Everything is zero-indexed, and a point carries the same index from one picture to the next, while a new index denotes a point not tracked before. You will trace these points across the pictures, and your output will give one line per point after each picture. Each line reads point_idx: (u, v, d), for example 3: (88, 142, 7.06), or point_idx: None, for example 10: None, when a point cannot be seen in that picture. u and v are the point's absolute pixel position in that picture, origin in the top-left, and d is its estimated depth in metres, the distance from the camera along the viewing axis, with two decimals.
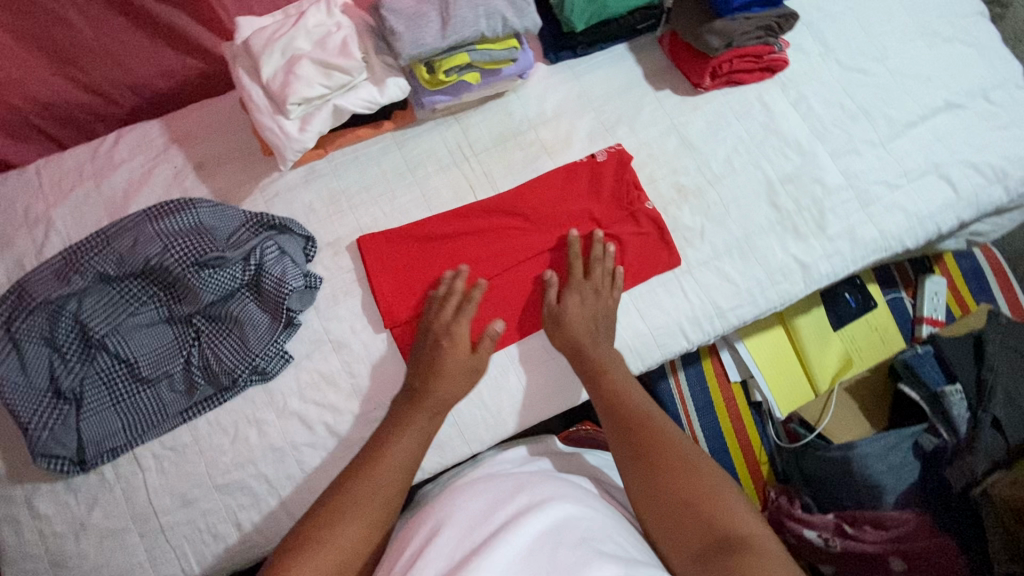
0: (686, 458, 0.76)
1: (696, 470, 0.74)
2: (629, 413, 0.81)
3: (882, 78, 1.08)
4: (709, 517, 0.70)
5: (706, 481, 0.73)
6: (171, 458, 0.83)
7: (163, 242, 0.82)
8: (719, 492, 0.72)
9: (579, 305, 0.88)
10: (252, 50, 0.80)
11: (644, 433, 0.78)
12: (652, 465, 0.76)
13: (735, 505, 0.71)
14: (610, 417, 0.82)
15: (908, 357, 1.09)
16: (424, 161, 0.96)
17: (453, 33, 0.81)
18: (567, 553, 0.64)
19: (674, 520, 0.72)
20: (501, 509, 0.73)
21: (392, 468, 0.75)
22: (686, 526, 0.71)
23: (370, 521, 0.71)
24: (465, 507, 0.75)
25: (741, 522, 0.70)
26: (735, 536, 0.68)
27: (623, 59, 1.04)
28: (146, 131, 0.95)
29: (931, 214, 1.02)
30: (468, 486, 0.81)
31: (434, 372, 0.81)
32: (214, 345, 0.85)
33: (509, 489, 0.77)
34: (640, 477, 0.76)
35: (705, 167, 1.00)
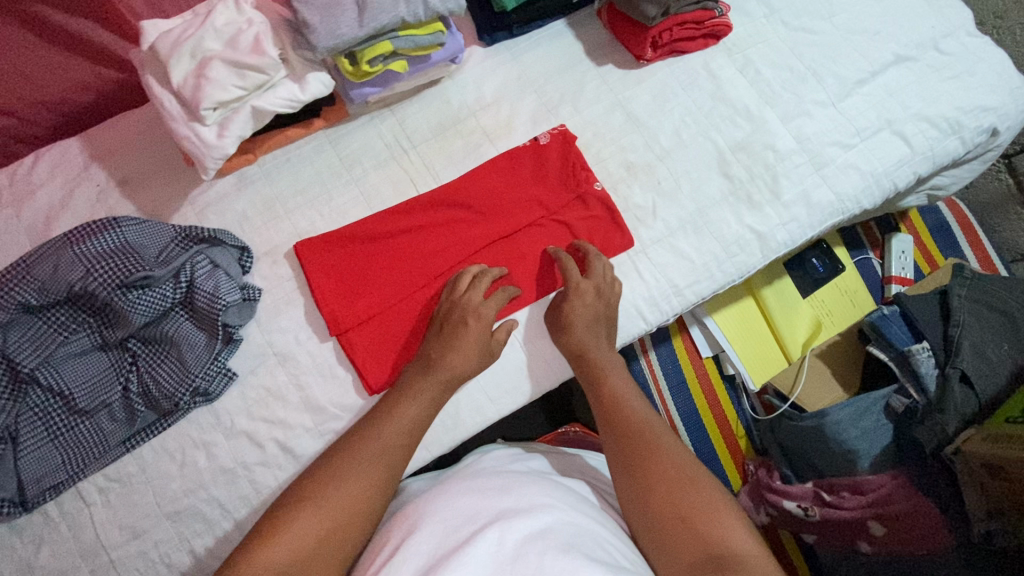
0: (684, 469, 0.71)
1: (694, 481, 0.69)
2: (627, 418, 0.77)
3: (829, 36, 1.05)
4: (702, 532, 0.65)
5: (703, 494, 0.68)
6: (118, 490, 0.80)
7: (85, 266, 0.77)
8: (718, 510, 0.66)
9: (588, 309, 0.86)
10: (159, 55, 0.75)
11: (641, 439, 0.74)
12: (647, 472, 0.71)
13: (733, 523, 0.65)
14: (607, 423, 0.78)
15: (874, 318, 1.09)
16: (360, 158, 0.92)
17: (370, 21, 0.76)
18: (556, 558, 0.60)
19: (668, 536, 0.66)
20: (489, 509, 0.69)
21: (396, 440, 0.73)
22: (678, 541, 0.65)
23: (367, 486, 0.68)
24: (451, 508, 0.69)
25: (737, 543, 0.64)
26: (731, 558, 0.62)
27: (561, 35, 1.00)
28: (63, 150, 0.89)
29: (887, 173, 1.00)
30: (453, 487, 0.75)
31: (452, 343, 0.80)
32: (152, 369, 0.81)
33: (499, 486, 0.74)
34: (635, 487, 0.71)
35: (653, 143, 0.96)
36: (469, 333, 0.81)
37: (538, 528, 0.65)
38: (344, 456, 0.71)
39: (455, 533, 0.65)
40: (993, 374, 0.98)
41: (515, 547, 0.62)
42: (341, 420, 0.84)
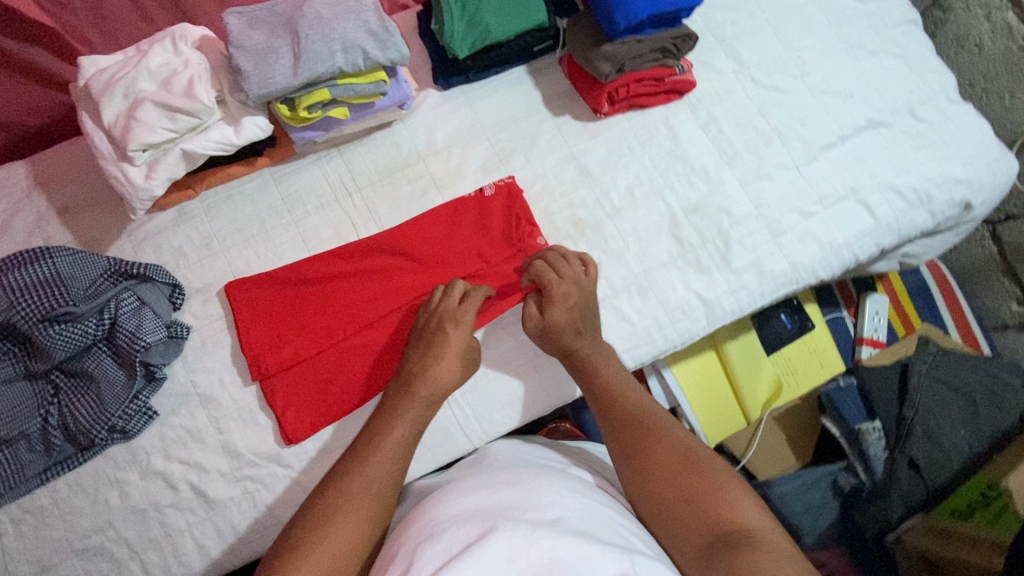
0: (686, 450, 0.68)
1: (694, 460, 0.67)
2: (623, 406, 0.74)
3: (799, 97, 1.02)
4: (709, 511, 0.62)
5: (706, 474, 0.65)
6: (29, 522, 0.80)
7: (8, 298, 0.76)
8: (720, 485, 0.64)
9: (572, 305, 0.83)
10: (92, 92, 0.75)
11: (638, 425, 0.72)
12: (646, 457, 0.68)
13: (741, 498, 0.62)
14: (603, 412, 0.76)
15: (830, 390, 1.05)
16: (303, 198, 0.91)
17: (305, 70, 0.75)
18: (568, 547, 0.55)
19: (671, 516, 0.64)
20: (498, 502, 0.63)
21: (388, 455, 0.70)
22: (684, 522, 0.63)
23: (368, 511, 0.65)
24: (458, 505, 0.64)
25: (746, 517, 0.60)
26: (741, 532, 0.59)
27: (520, 82, 0.98)
28: (9, 174, 0.89)
29: (848, 244, 0.96)
30: (459, 482, 0.71)
31: (430, 357, 0.79)
32: (72, 404, 0.80)
33: (506, 479, 0.69)
34: (634, 474, 0.69)
35: (604, 199, 0.94)
36: (449, 341, 0.80)
37: (550, 519, 0.60)
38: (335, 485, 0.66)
39: (463, 529, 0.59)
40: (945, 460, 0.95)
41: (529, 535, 0.56)
42: (259, 467, 0.83)
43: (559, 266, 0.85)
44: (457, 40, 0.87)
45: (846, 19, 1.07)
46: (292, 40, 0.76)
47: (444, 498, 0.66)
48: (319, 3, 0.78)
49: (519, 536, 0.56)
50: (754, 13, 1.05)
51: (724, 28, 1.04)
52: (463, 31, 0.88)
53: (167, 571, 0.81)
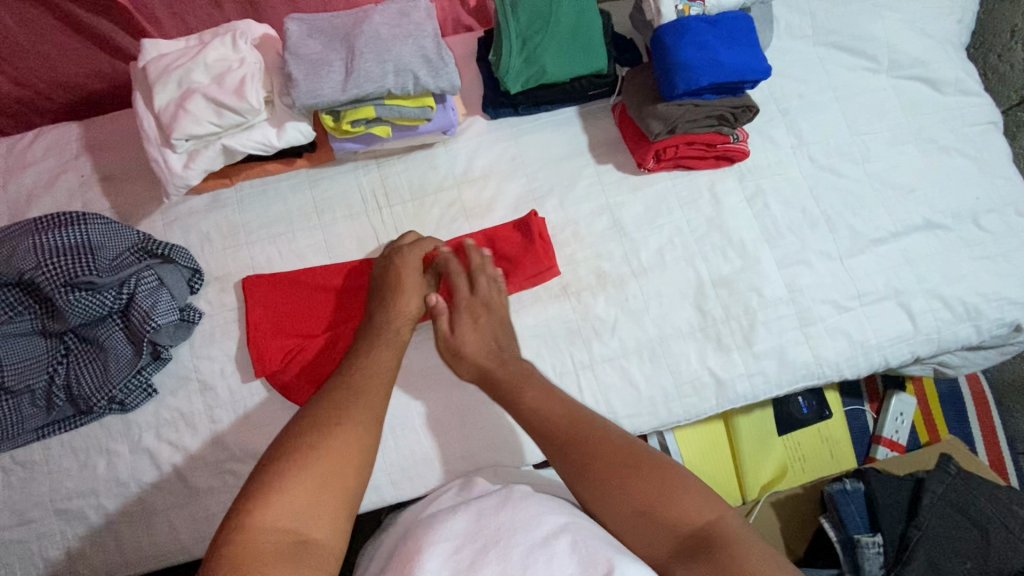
0: (631, 450, 0.68)
1: (642, 462, 0.67)
2: (555, 418, 0.72)
3: (856, 184, 0.97)
4: (669, 516, 0.64)
5: (656, 474, 0.66)
6: (19, 474, 0.82)
7: (38, 258, 0.79)
8: (676, 482, 0.65)
9: (477, 344, 0.81)
10: (148, 76, 0.77)
11: (581, 432, 0.70)
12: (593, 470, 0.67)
13: (696, 492, 0.65)
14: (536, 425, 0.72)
15: (835, 490, 1.00)
16: (333, 205, 0.92)
17: (353, 87, 0.75)
18: (562, 566, 0.61)
19: (638, 524, 0.65)
20: (489, 522, 0.67)
21: (377, 385, 0.71)
22: (649, 531, 0.65)
23: (362, 436, 0.65)
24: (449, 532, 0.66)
25: (704, 512, 0.64)
26: (704, 533, 0.62)
27: (569, 123, 0.97)
28: (63, 134, 0.93)
29: (880, 346, 0.91)
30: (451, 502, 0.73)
31: (396, 285, 0.82)
32: (79, 367, 0.83)
33: (496, 501, 0.70)
34: (590, 484, 0.67)
35: (632, 256, 0.92)
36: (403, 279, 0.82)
37: (541, 538, 0.64)
38: (326, 413, 0.66)
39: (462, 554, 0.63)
40: None
41: (522, 562, 0.61)
42: (242, 462, 0.84)
43: (469, 319, 0.83)
44: (511, 75, 0.86)
45: (921, 110, 1.02)
46: (347, 55, 0.77)
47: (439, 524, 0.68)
48: (380, 23, 0.79)
49: (514, 562, 0.62)
50: (823, 90, 1.01)
51: (789, 100, 1.00)
52: (519, 67, 0.86)
53: (136, 547, 0.82)
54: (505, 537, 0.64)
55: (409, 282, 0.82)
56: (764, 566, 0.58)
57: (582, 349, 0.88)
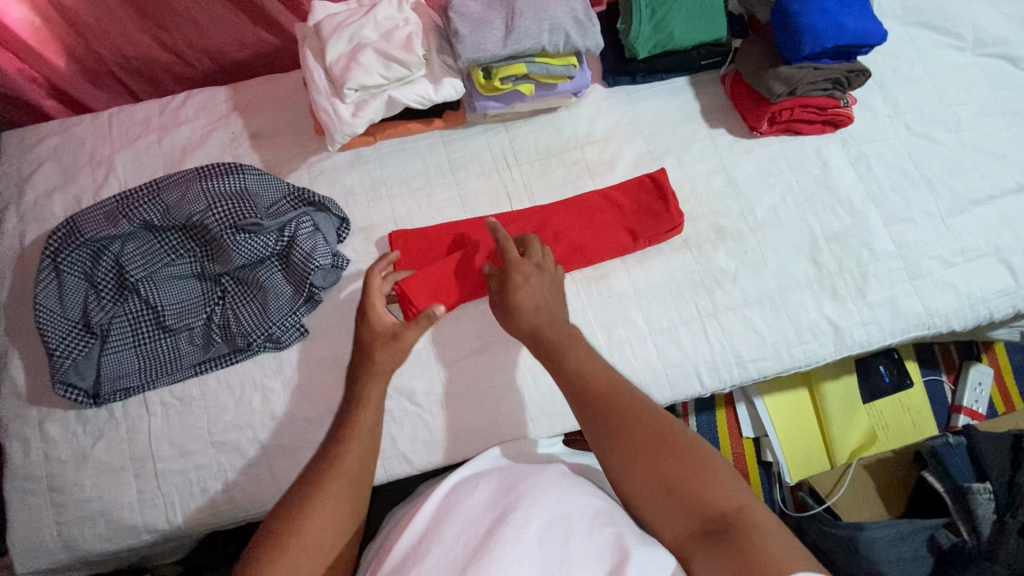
0: (667, 430, 0.68)
1: (671, 447, 0.67)
2: (596, 387, 0.71)
3: (951, 149, 1.03)
4: (699, 499, 0.64)
5: (689, 459, 0.66)
6: (177, 408, 0.86)
7: (207, 201, 0.85)
8: (705, 467, 0.66)
9: (531, 302, 0.76)
10: (322, 32, 0.83)
11: (619, 410, 0.69)
12: (626, 445, 0.67)
13: (726, 480, 0.65)
14: (582, 397, 0.71)
15: (938, 444, 1.04)
16: (466, 162, 0.97)
17: (514, 43, 0.82)
18: (579, 545, 0.63)
19: (663, 504, 0.66)
20: (505, 497, 0.69)
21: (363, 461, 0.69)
22: (676, 512, 0.65)
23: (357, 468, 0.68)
24: (465, 499, 0.71)
25: (732, 499, 0.64)
26: (732, 518, 0.63)
27: (682, 91, 1.03)
28: (212, 95, 0.99)
29: (985, 299, 0.96)
30: (456, 483, 0.74)
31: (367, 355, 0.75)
32: (236, 307, 0.87)
33: (517, 474, 0.74)
34: (621, 460, 0.67)
35: (748, 213, 0.97)
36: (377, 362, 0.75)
37: (559, 514, 0.67)
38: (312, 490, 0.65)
39: (477, 521, 0.67)
40: None
41: (541, 534, 0.64)
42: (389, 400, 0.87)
43: (518, 275, 0.77)
44: (641, 40, 0.93)
45: (1006, 84, 1.09)
46: (506, 15, 0.83)
47: (442, 516, 0.68)
48: None
49: (529, 536, 0.64)
50: (916, 64, 1.08)
51: (885, 73, 1.07)
52: (648, 34, 0.93)
53: (289, 479, 0.85)
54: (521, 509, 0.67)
55: (374, 309, 0.79)
56: (796, 559, 0.59)
57: (706, 297, 0.93)
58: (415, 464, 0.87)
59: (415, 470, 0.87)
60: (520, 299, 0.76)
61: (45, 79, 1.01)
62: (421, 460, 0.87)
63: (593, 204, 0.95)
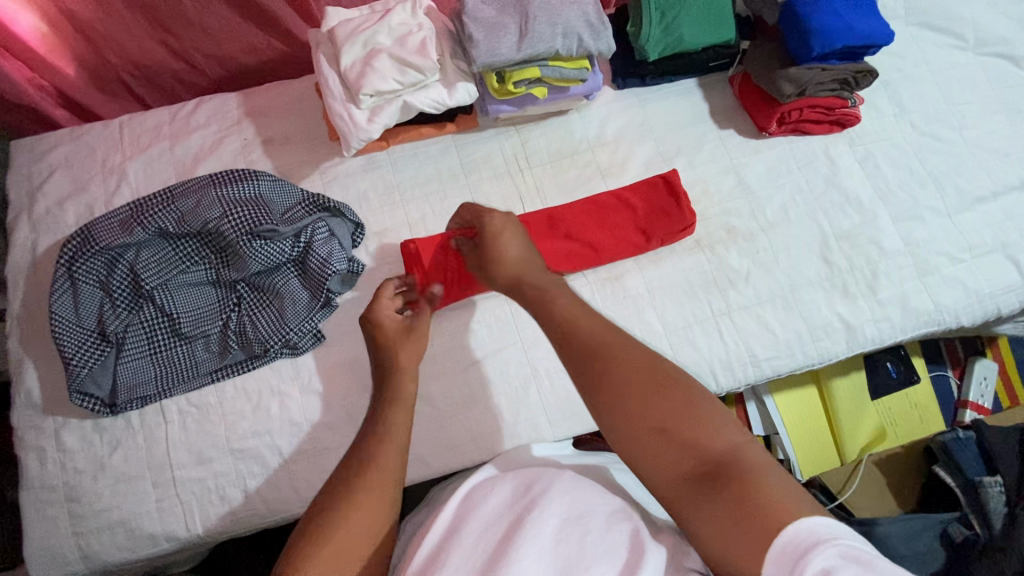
0: (650, 365, 0.57)
1: (656, 381, 0.56)
2: (570, 319, 0.61)
3: (956, 147, 1.05)
4: (689, 440, 0.53)
5: (677, 396, 0.55)
6: (194, 416, 0.86)
7: (222, 208, 0.85)
8: (697, 404, 0.55)
9: (517, 253, 0.72)
10: (336, 38, 0.84)
11: (599, 347, 0.59)
12: (605, 381, 0.57)
13: (719, 419, 0.54)
14: (558, 334, 0.61)
15: (948, 439, 1.06)
16: (479, 166, 0.98)
17: (528, 47, 0.82)
18: (597, 542, 0.58)
19: (647, 448, 0.54)
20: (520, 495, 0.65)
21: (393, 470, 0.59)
22: (661, 456, 0.54)
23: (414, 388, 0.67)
24: (482, 501, 0.66)
25: (727, 439, 0.53)
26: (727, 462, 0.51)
27: (690, 93, 1.04)
28: (224, 102, 0.99)
29: (993, 295, 0.97)
30: (474, 485, 0.70)
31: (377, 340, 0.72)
32: (252, 314, 0.88)
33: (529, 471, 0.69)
34: (598, 399, 0.57)
35: (759, 213, 0.98)
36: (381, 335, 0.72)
37: (573, 512, 0.62)
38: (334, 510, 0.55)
39: (496, 525, 0.61)
40: None
41: (557, 531, 0.59)
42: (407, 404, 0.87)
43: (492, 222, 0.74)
44: (651, 43, 0.94)
45: (1008, 82, 1.10)
46: (520, 19, 0.84)
47: (459, 520, 0.64)
48: None
49: (544, 534, 0.58)
50: (920, 63, 1.09)
51: (890, 73, 1.08)
52: (658, 37, 0.94)
53: (308, 486, 0.85)
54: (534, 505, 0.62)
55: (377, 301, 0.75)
56: (800, 504, 0.49)
57: (720, 297, 0.93)
58: (434, 468, 0.87)
59: (434, 473, 0.87)
60: (498, 247, 0.73)
61: (53, 87, 1.01)
62: (440, 465, 0.87)
63: (607, 205, 0.96)
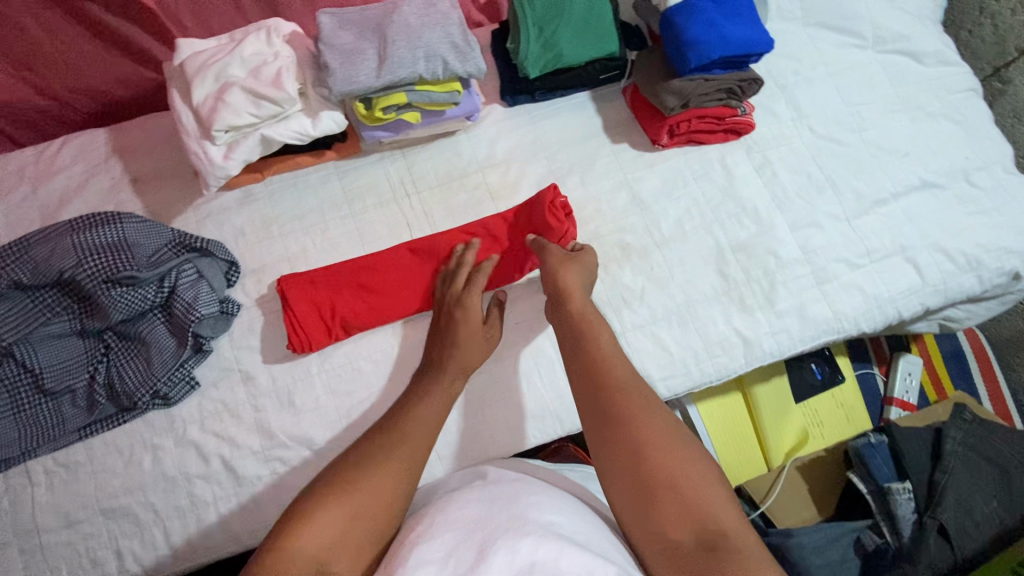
0: (669, 434, 0.66)
1: (675, 446, 0.65)
2: (612, 373, 0.71)
3: (855, 150, 1.03)
4: (691, 506, 0.60)
5: (692, 466, 0.63)
6: (62, 475, 0.82)
7: (78, 256, 0.79)
8: (703, 477, 0.63)
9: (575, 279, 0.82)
10: (187, 72, 0.80)
11: (628, 407, 0.67)
12: (629, 431, 0.65)
13: (720, 497, 0.62)
14: (592, 387, 0.70)
15: (861, 444, 1.05)
16: (363, 194, 0.94)
17: (387, 73, 0.79)
18: (572, 559, 0.57)
19: (650, 505, 0.62)
20: (496, 516, 0.64)
21: (412, 447, 0.68)
22: (663, 518, 0.61)
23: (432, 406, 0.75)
24: (456, 513, 0.66)
25: (726, 517, 0.60)
26: (725, 537, 0.58)
27: (583, 107, 1.01)
28: (92, 139, 0.95)
29: (893, 299, 0.96)
30: (450, 499, 0.70)
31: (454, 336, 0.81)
32: (119, 365, 0.83)
33: (507, 492, 0.69)
34: (616, 451, 0.65)
35: (653, 228, 0.95)
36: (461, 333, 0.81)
37: (547, 530, 0.61)
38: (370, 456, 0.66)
39: (465, 542, 0.60)
40: (974, 531, 0.95)
41: (530, 556, 0.57)
42: (290, 450, 0.84)
43: (558, 256, 0.84)
44: (530, 60, 0.92)
45: (908, 80, 1.09)
46: (379, 44, 0.82)
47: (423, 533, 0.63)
48: (409, 12, 0.83)
49: (521, 545, 0.58)
50: (816, 65, 1.07)
51: (786, 76, 1.06)
52: (537, 53, 0.92)
53: (186, 542, 0.81)
54: (513, 523, 0.62)
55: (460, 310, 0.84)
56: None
57: (613, 317, 0.91)
58: None
59: None
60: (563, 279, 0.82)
61: None
62: None
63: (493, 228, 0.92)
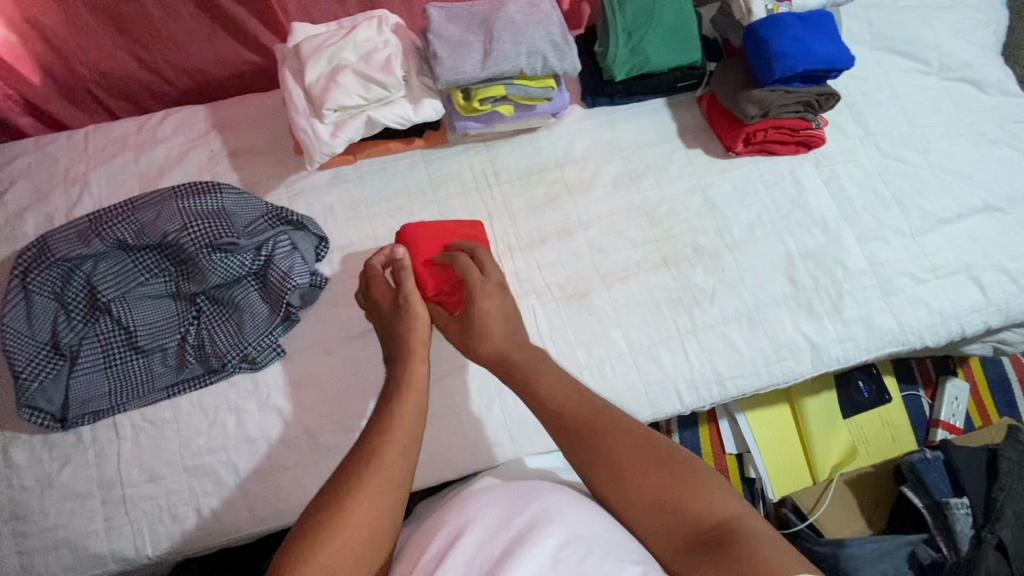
0: (648, 445, 0.64)
1: (657, 456, 0.64)
2: (566, 404, 0.68)
3: (920, 169, 1.06)
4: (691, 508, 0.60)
5: (674, 467, 0.63)
6: (148, 431, 0.84)
7: (183, 220, 0.83)
8: (693, 476, 0.62)
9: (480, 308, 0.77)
10: (302, 53, 0.84)
11: (595, 428, 0.66)
12: (608, 455, 0.64)
13: (717, 489, 0.61)
14: (555, 422, 0.68)
15: (917, 460, 1.05)
16: (447, 181, 0.98)
17: (492, 66, 0.84)
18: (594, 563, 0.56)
19: (651, 517, 0.62)
20: (515, 514, 0.64)
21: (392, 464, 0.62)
22: (664, 527, 0.61)
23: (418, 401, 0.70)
24: (482, 508, 0.67)
25: (725, 507, 0.60)
26: (726, 525, 0.58)
27: (659, 112, 1.05)
28: (192, 114, 0.99)
29: (957, 315, 0.98)
30: (469, 499, 0.70)
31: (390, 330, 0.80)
32: (211, 328, 0.86)
33: (524, 490, 0.69)
34: (599, 477, 0.64)
35: (725, 231, 0.98)
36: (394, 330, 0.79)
37: (561, 534, 0.60)
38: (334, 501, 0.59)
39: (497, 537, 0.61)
40: None
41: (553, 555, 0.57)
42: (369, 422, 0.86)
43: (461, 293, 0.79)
44: (618, 63, 0.96)
45: (972, 106, 1.12)
46: (484, 37, 0.86)
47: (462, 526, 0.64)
48: (514, 10, 0.88)
49: (543, 552, 0.57)
50: (884, 86, 1.11)
51: (855, 96, 1.10)
52: (624, 57, 0.96)
53: (265, 504, 0.83)
54: (532, 527, 0.61)
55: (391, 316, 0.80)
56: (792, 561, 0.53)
57: (684, 316, 0.93)
58: None
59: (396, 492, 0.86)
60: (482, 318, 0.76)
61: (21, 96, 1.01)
62: None
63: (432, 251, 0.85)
